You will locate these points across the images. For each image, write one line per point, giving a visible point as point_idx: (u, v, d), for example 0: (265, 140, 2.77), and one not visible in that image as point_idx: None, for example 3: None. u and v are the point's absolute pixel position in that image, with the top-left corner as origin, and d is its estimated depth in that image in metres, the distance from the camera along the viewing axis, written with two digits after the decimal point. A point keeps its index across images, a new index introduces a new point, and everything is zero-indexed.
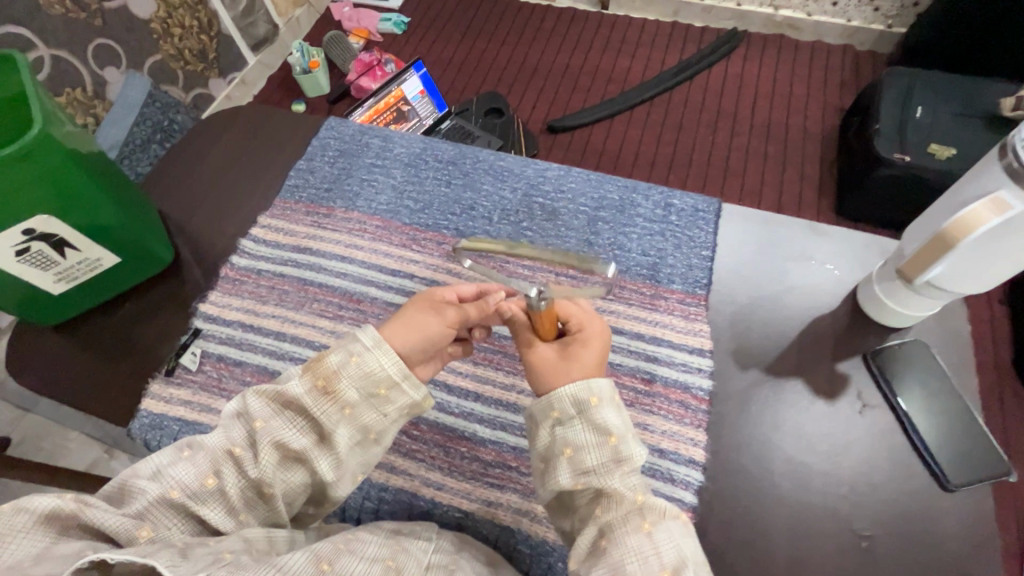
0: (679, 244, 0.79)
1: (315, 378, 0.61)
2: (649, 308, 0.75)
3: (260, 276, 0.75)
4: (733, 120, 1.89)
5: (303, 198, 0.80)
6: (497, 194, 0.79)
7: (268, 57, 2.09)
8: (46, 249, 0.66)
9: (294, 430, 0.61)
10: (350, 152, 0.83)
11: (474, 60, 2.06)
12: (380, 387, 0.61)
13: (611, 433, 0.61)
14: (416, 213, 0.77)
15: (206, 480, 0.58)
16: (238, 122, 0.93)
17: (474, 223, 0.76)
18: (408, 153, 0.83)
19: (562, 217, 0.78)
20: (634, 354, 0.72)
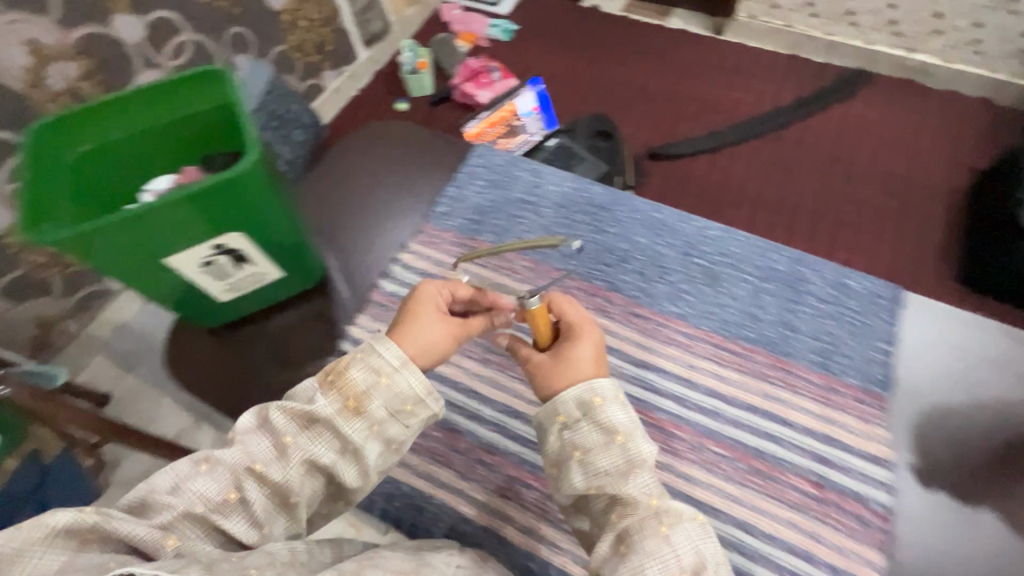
0: (835, 340, 0.96)
1: (348, 397, 0.73)
2: (791, 389, 0.92)
3: (407, 306, 0.89)
4: (849, 167, 1.76)
5: (453, 227, 1.05)
6: (654, 254, 1.05)
7: (377, 53, 2.10)
8: (225, 261, 0.84)
9: (316, 447, 0.72)
10: (501, 186, 1.09)
11: (577, 76, 2.02)
12: (405, 404, 0.74)
13: (615, 431, 0.75)
14: (575, 261, 1.05)
15: (226, 494, 0.69)
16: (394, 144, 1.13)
17: (628, 280, 1.03)
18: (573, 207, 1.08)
19: (720, 279, 1.02)
20: (764, 418, 0.90)
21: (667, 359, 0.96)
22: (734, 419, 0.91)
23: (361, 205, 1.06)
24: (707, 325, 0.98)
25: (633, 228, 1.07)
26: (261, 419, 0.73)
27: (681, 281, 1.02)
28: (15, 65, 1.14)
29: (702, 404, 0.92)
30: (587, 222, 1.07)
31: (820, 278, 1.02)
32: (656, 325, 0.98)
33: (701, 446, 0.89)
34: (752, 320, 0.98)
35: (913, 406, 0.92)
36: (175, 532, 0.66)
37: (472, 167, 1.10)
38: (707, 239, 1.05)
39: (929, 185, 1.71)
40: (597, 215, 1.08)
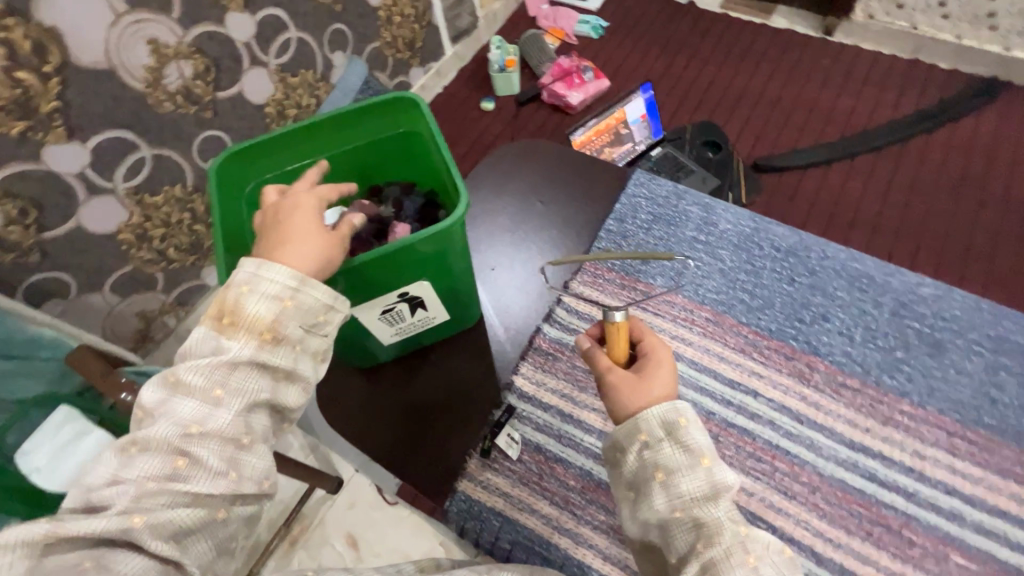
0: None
1: (263, 331, 0.49)
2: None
3: (574, 356, 0.69)
4: (987, 189, 1.45)
5: (619, 266, 0.71)
6: (857, 305, 0.67)
7: (464, 49, 1.94)
8: (404, 309, 0.62)
9: (242, 382, 0.48)
10: (668, 219, 0.75)
11: (673, 78, 1.80)
12: (319, 314, 0.51)
13: (698, 450, 0.49)
14: (756, 312, 0.68)
15: (175, 463, 0.45)
16: (553, 165, 0.80)
17: (829, 338, 0.65)
18: (735, 231, 0.72)
19: (948, 353, 0.64)
20: (1016, 545, 0.56)
21: (888, 449, 0.60)
22: (972, 524, 0.57)
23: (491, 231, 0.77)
24: (944, 409, 0.61)
25: (833, 281, 0.68)
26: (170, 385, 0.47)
27: (897, 352, 0.64)
28: (138, 65, 0.92)
29: (931, 527, 0.57)
30: (774, 270, 0.70)
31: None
32: (867, 399, 0.62)
33: (930, 553, 0.56)
34: (997, 404, 0.61)
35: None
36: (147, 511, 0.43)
37: (631, 195, 0.76)
38: (923, 294, 0.67)
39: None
40: (787, 261, 0.71)
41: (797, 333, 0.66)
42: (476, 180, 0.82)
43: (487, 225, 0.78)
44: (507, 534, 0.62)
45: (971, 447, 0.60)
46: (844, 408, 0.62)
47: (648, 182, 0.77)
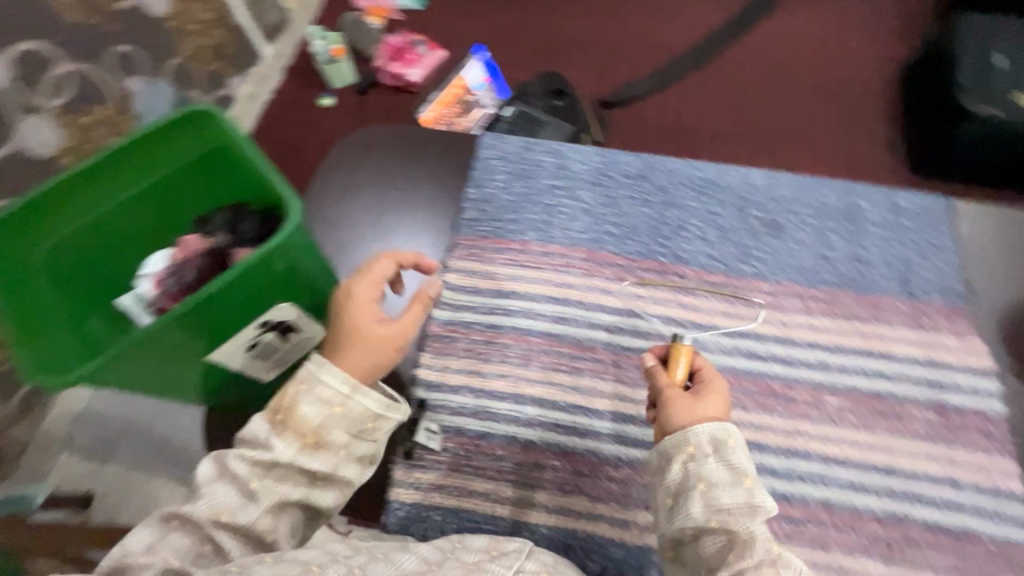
0: (922, 249, 0.63)
1: (303, 431, 0.46)
2: (915, 328, 0.59)
3: (469, 330, 0.62)
4: (794, 81, 1.66)
5: (487, 232, 0.68)
6: (706, 207, 0.67)
7: (283, 46, 1.77)
8: (273, 339, 0.49)
9: (279, 482, 0.46)
10: (523, 173, 0.71)
11: (508, 35, 1.79)
12: (367, 422, 0.47)
13: (743, 470, 0.45)
14: (621, 240, 0.66)
15: (200, 546, 0.44)
16: (395, 141, 0.75)
17: (690, 244, 0.65)
18: (587, 168, 0.71)
19: (788, 230, 0.65)
20: (886, 377, 0.57)
21: (758, 328, 0.60)
22: (857, 372, 0.57)
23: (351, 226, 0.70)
24: (798, 278, 0.62)
25: (682, 192, 0.68)
26: (217, 471, 0.45)
27: (746, 242, 0.64)
28: None
29: (813, 387, 0.56)
30: (630, 196, 0.69)
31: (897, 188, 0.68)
32: (732, 289, 0.62)
33: (814, 409, 0.56)
34: (834, 256, 0.63)
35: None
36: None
37: (483, 160, 0.72)
38: (760, 182, 0.68)
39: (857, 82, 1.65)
40: (638, 185, 0.70)
41: (664, 249, 0.65)
42: (321, 177, 0.74)
43: (343, 221, 0.71)
44: (453, 524, 0.53)
45: (825, 303, 0.61)
46: (726, 303, 0.61)
47: (496, 142, 0.74)
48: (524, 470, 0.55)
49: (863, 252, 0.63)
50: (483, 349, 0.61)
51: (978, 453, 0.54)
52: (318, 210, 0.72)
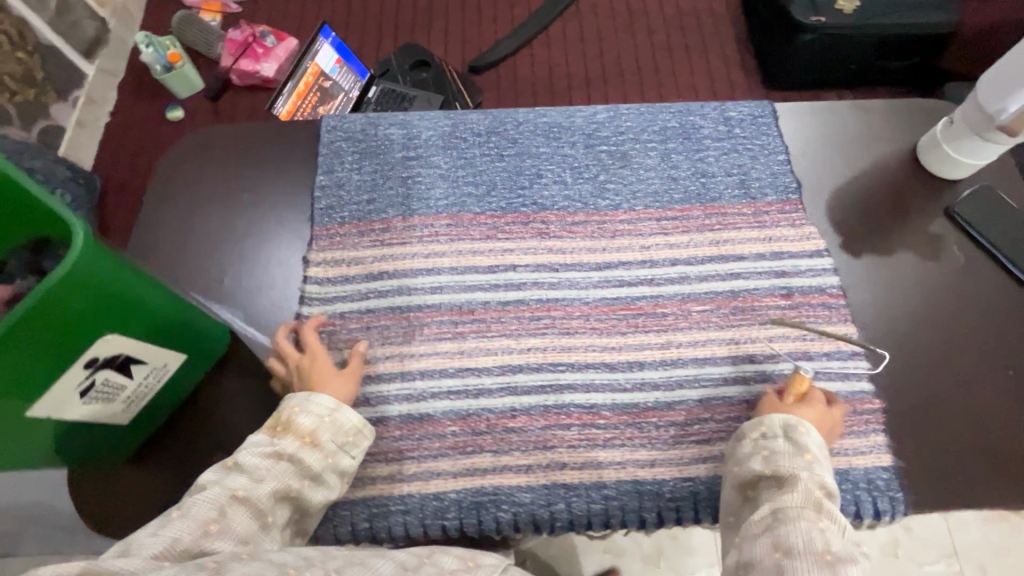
0: (755, 154, 0.68)
1: (302, 431, 0.48)
2: (757, 226, 0.64)
3: (344, 321, 0.60)
4: (647, 19, 1.75)
5: (347, 217, 0.65)
6: (558, 151, 0.69)
7: (108, 61, 1.57)
8: (112, 377, 0.45)
9: (282, 476, 0.46)
10: (373, 150, 0.69)
11: (362, 12, 1.72)
12: (349, 435, 0.50)
13: (806, 447, 0.49)
14: (483, 199, 0.66)
15: (207, 527, 0.40)
16: (231, 143, 0.70)
17: (549, 190, 0.67)
18: (438, 134, 0.70)
19: (635, 159, 0.69)
20: (740, 276, 0.62)
21: (620, 256, 0.63)
22: (710, 278, 0.62)
23: (202, 239, 0.65)
24: (650, 202, 0.66)
25: (533, 141, 0.69)
26: (224, 468, 0.45)
27: (599, 177, 0.67)
28: None
29: (676, 299, 0.61)
30: (485, 154, 0.69)
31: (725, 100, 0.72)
32: (594, 225, 0.65)
33: (681, 319, 0.60)
34: (680, 176, 0.67)
35: (855, 166, 0.68)
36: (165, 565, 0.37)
37: (327, 142, 0.69)
38: (602, 119, 0.71)
39: (700, 13, 1.76)
40: (490, 141, 0.70)
41: (524, 199, 0.66)
42: (158, 194, 0.67)
43: (190, 237, 0.65)
44: (361, 511, 0.53)
45: (676, 220, 0.65)
46: (589, 240, 0.64)
47: (339, 124, 0.70)
48: (425, 446, 0.55)
49: (702, 168, 0.68)
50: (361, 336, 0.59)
51: (826, 324, 0.60)
52: (160, 229, 0.65)
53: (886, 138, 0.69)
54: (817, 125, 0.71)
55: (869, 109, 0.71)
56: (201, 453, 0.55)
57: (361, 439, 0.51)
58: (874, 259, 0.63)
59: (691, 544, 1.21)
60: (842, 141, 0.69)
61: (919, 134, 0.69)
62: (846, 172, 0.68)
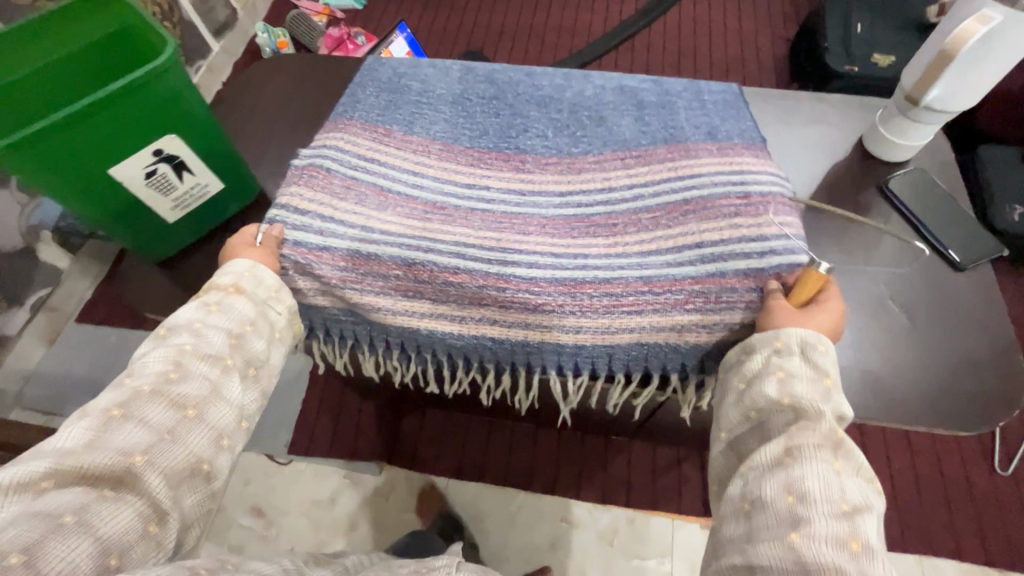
0: (723, 118, 0.78)
1: (225, 285, 0.58)
2: (720, 156, 0.73)
3: (330, 176, 0.70)
4: (695, 59, 1.90)
5: (359, 119, 0.78)
6: (546, 116, 0.82)
7: (231, 43, 1.90)
8: (169, 172, 0.62)
9: (217, 323, 0.56)
10: (394, 88, 0.83)
11: (442, 29, 1.99)
12: (271, 290, 0.61)
13: (825, 372, 0.52)
14: (476, 139, 0.80)
15: (168, 374, 0.51)
16: (296, 69, 0.89)
17: (532, 141, 0.80)
18: (448, 91, 0.84)
19: (611, 121, 0.81)
20: (695, 187, 0.70)
21: (584, 186, 0.75)
22: (658, 196, 0.71)
23: (256, 130, 0.83)
24: (618, 147, 0.78)
25: (527, 106, 0.83)
26: (158, 336, 0.54)
27: (576, 133, 0.80)
28: None
29: (628, 212, 0.71)
30: (486, 112, 0.83)
31: (704, 86, 0.82)
32: (564, 164, 0.78)
33: (633, 225, 0.70)
34: (649, 130, 0.78)
35: (804, 144, 0.77)
36: (130, 418, 0.48)
37: (358, 79, 0.85)
38: (590, 92, 0.84)
39: (746, 59, 1.89)
40: (492, 105, 0.84)
41: (509, 143, 0.79)
42: (233, 97, 0.87)
43: (249, 126, 0.84)
44: (346, 321, 0.72)
45: (637, 158, 0.76)
46: (561, 174, 0.77)
47: (369, 72, 0.85)
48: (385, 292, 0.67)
49: (669, 125, 0.78)
50: (338, 189, 0.69)
51: (767, 216, 0.65)
52: (228, 118, 0.85)
53: (833, 124, 0.78)
54: (771, 109, 0.81)
55: (828, 101, 0.81)
56: (215, 268, 0.71)
57: (282, 294, 0.61)
58: (810, 217, 0.71)
59: (646, 531, 1.23)
60: (790, 121, 0.80)
61: (860, 124, 0.78)
62: (793, 146, 0.77)
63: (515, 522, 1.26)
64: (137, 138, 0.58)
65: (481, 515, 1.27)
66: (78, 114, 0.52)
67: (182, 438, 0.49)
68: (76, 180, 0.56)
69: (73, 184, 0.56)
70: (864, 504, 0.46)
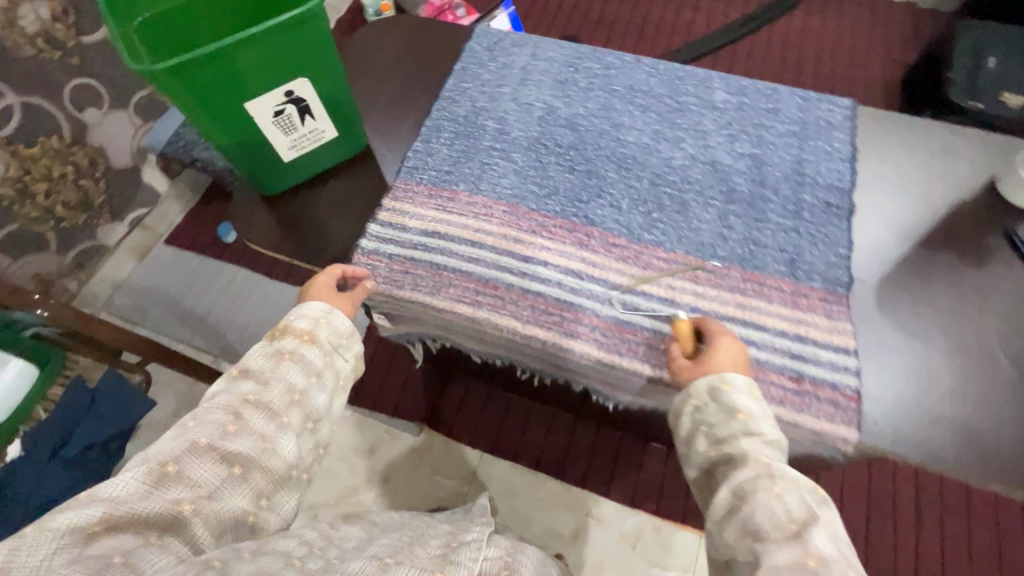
0: (815, 241, 0.67)
1: (300, 331, 0.61)
2: (790, 306, 0.63)
3: (390, 262, 0.69)
4: (799, 72, 1.81)
5: (424, 180, 0.74)
6: (624, 181, 0.73)
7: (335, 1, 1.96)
8: (294, 113, 0.65)
9: (287, 374, 0.58)
10: (467, 133, 0.78)
11: (540, 9, 1.98)
12: (342, 338, 0.64)
13: (737, 407, 0.53)
14: (543, 200, 0.72)
15: (225, 427, 0.53)
16: (399, 46, 0.89)
17: (603, 210, 0.71)
18: (526, 136, 0.77)
19: (693, 208, 0.70)
20: (754, 345, 0.61)
21: (645, 287, 0.65)
22: None
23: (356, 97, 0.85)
24: (692, 250, 0.67)
25: (605, 165, 0.74)
26: (232, 377, 0.57)
27: (652, 212, 0.70)
28: None
29: None
30: (560, 164, 0.75)
31: (810, 175, 0.72)
32: (631, 253, 0.67)
33: None
34: (731, 237, 0.68)
35: (928, 177, 0.72)
36: (183, 473, 0.49)
37: (434, 118, 0.79)
38: (677, 164, 0.74)
39: (851, 84, 1.78)
40: (569, 155, 0.76)
41: (579, 210, 0.70)
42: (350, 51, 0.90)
43: (363, 81, 0.86)
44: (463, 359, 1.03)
45: (711, 273, 0.65)
46: (626, 261, 0.67)
47: (447, 104, 0.81)
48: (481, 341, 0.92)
49: (748, 237, 0.68)
50: (396, 276, 0.68)
51: (814, 412, 0.58)
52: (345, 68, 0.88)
53: (959, 182, 0.71)
54: (890, 159, 0.74)
55: (963, 135, 0.75)
56: (315, 215, 0.75)
57: (351, 343, 0.64)
58: (923, 252, 0.67)
59: (671, 540, 1.22)
60: (905, 174, 0.73)
61: (993, 162, 0.72)
62: (903, 199, 0.71)
63: (541, 505, 1.27)
64: (273, 75, 0.61)
65: (511, 493, 1.29)
66: (227, 51, 0.56)
67: (226, 491, 0.50)
68: (214, 111, 0.61)
69: (212, 114, 0.61)
70: (809, 515, 0.45)
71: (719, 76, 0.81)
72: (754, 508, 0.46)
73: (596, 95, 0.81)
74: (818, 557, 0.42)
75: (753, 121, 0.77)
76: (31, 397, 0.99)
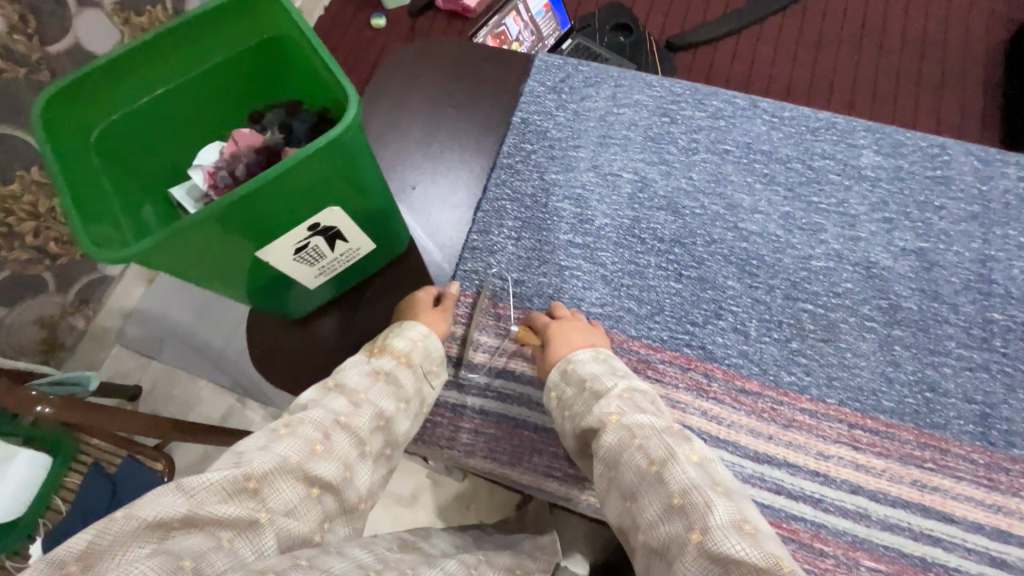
0: (1012, 385, 0.51)
1: (399, 352, 0.48)
2: (984, 485, 0.48)
3: (457, 417, 0.55)
4: None
5: (488, 294, 0.58)
6: (748, 293, 0.56)
7: None
8: (321, 244, 0.49)
9: (380, 398, 0.45)
10: (536, 220, 0.61)
11: None
12: (433, 364, 0.50)
13: (588, 377, 0.46)
14: (643, 321, 0.56)
15: (314, 446, 0.39)
16: (438, 83, 0.67)
17: (723, 338, 0.54)
18: (614, 226, 0.60)
19: (844, 334, 0.54)
20: (938, 545, 0.47)
21: (788, 454, 0.50)
22: (889, 525, 0.48)
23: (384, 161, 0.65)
24: (847, 398, 0.52)
25: (721, 267, 0.57)
26: (326, 387, 0.44)
27: (790, 341, 0.54)
28: None
29: (845, 541, 0.48)
30: (661, 266, 0.58)
31: (1000, 289, 0.54)
32: (765, 402, 0.52)
33: (845, 568, 0.47)
34: (898, 379, 0.52)
35: None
36: (264, 493, 0.35)
37: (492, 200, 0.62)
38: (818, 266, 0.56)
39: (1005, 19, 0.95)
40: (671, 252, 0.59)
41: (691, 338, 0.55)
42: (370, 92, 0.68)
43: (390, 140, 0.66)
44: None
45: (876, 436, 0.50)
46: (762, 416, 0.52)
47: (507, 177, 0.63)
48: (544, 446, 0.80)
49: (924, 382, 0.52)
50: (464, 439, 0.55)
51: None
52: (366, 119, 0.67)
53: None
54: None
55: None
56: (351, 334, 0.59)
57: (440, 372, 0.51)
58: None
59: None
60: None
61: None
62: None
63: None
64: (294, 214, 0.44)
65: None
66: (219, 214, 0.39)
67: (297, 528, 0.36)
68: (214, 268, 0.45)
69: (214, 270, 0.45)
70: (669, 452, 0.38)
71: (865, 125, 0.62)
72: (625, 474, 0.39)
73: (701, 160, 0.62)
74: (682, 493, 0.35)
75: (916, 196, 0.58)
76: (49, 485, 0.74)
